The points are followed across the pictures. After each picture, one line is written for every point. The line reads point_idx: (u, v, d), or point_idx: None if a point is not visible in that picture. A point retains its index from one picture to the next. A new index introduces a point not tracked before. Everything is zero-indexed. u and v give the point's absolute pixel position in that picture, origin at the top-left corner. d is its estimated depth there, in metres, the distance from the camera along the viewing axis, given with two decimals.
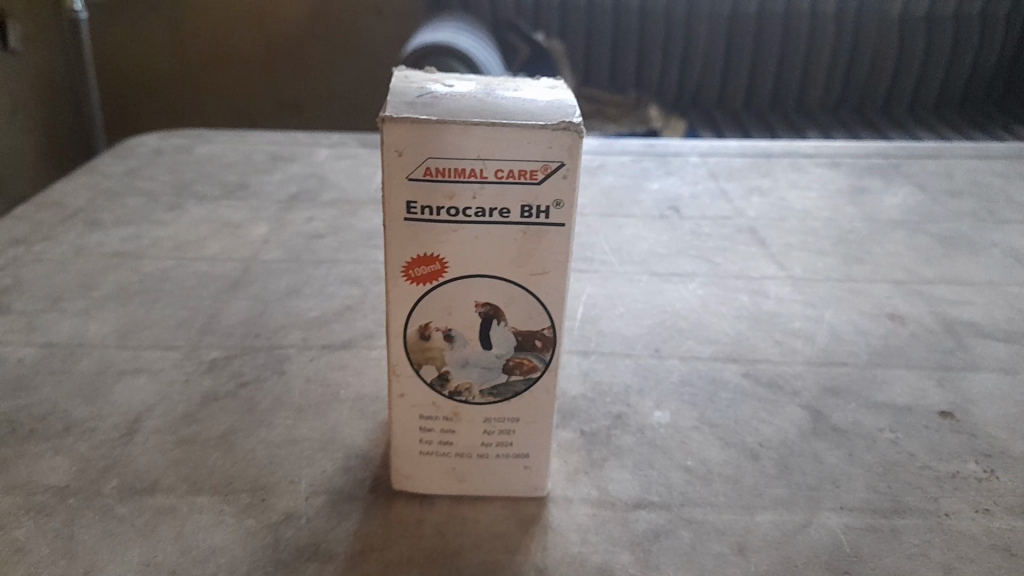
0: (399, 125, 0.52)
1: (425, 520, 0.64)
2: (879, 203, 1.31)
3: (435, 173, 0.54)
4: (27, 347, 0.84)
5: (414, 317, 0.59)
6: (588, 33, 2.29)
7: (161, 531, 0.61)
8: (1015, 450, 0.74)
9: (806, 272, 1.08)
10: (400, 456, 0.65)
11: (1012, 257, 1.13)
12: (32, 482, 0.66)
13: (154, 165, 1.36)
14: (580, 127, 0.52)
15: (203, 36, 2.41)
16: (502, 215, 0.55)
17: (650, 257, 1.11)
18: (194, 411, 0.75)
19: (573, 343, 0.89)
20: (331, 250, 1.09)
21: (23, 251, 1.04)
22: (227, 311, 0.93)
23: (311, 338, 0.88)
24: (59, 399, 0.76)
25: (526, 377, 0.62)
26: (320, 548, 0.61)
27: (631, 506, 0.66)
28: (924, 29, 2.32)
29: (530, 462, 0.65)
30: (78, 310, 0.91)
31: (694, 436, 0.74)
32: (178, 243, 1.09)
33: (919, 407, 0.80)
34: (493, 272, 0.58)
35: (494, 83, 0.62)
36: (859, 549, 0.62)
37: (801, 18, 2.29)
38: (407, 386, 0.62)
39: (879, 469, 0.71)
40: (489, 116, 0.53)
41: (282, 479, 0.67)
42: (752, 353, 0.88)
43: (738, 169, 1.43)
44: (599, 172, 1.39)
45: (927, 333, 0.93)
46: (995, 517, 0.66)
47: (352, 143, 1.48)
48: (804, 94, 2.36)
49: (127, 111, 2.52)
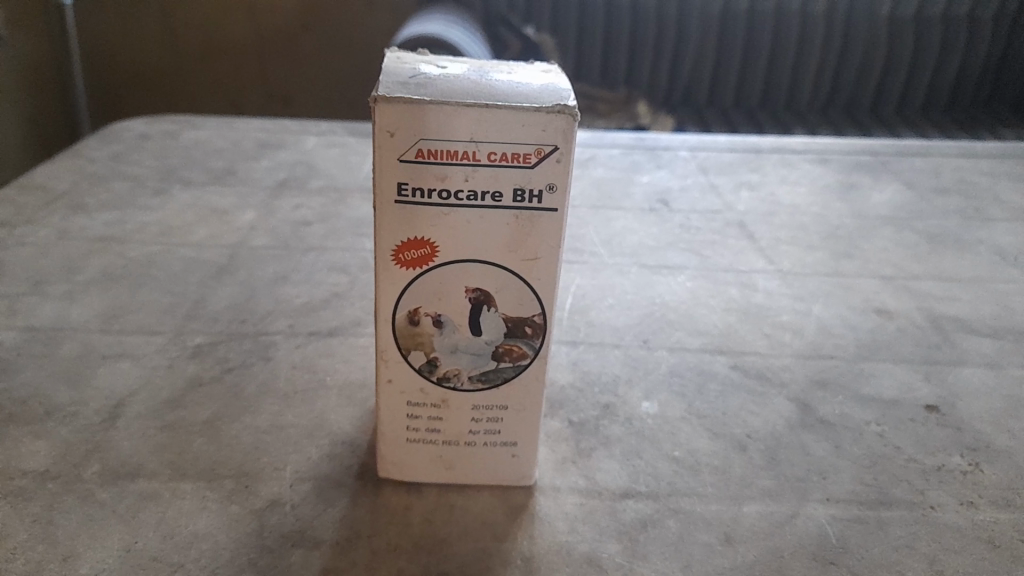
0: (391, 105, 0.51)
1: (411, 508, 0.63)
2: (867, 199, 1.32)
3: (427, 155, 0.53)
4: (8, 330, 0.82)
5: (404, 302, 0.59)
6: (579, 26, 2.28)
7: (144, 516, 0.61)
8: (1000, 444, 0.74)
9: (794, 267, 1.08)
10: (387, 443, 0.64)
11: (998, 255, 1.14)
12: (12, 467, 0.64)
13: (139, 150, 1.34)
14: (574, 110, 0.52)
15: (191, 22, 2.38)
16: (495, 199, 0.55)
17: (640, 249, 1.11)
18: (178, 396, 0.74)
19: (563, 333, 0.89)
20: (319, 237, 1.08)
21: (5, 233, 1.02)
22: (212, 296, 0.91)
23: (298, 325, 0.87)
24: (40, 383, 0.75)
25: (516, 364, 0.61)
26: (306, 535, 0.60)
27: (618, 496, 0.65)
28: (913, 28, 2.33)
29: (518, 451, 0.64)
30: (61, 293, 0.90)
31: (683, 426, 0.74)
32: (163, 228, 1.08)
33: (906, 401, 0.80)
34: (485, 258, 0.57)
35: (488, 66, 0.61)
36: (845, 540, 0.62)
37: (791, 15, 2.30)
38: (395, 372, 0.61)
39: (866, 462, 0.71)
40: (482, 97, 0.52)
41: (267, 465, 0.66)
42: (741, 346, 0.88)
43: (728, 164, 1.43)
44: (589, 164, 1.39)
45: (915, 328, 0.93)
46: (980, 510, 0.66)
47: (340, 131, 1.47)
48: (793, 92, 2.36)
49: (112, 97, 2.49)
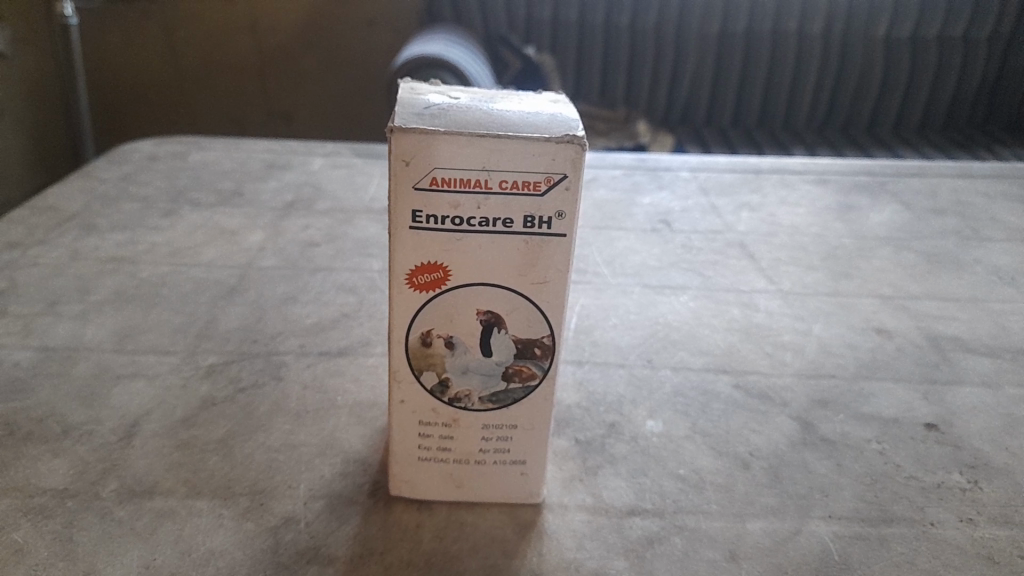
0: (406, 134, 0.53)
1: (423, 525, 0.64)
2: (866, 219, 1.34)
3: (441, 182, 0.55)
4: (24, 350, 0.84)
5: (417, 324, 0.60)
6: (579, 48, 2.32)
7: (161, 534, 0.62)
8: (998, 462, 0.76)
9: (794, 287, 1.10)
10: (399, 461, 0.65)
11: (995, 274, 1.16)
12: (31, 484, 0.66)
13: (148, 171, 1.36)
14: (583, 140, 0.54)
15: (196, 42, 2.41)
16: (506, 225, 0.57)
17: (643, 269, 1.13)
18: (192, 415, 0.75)
19: (569, 353, 0.90)
20: (327, 258, 1.10)
21: (19, 254, 1.04)
22: (223, 317, 0.93)
23: (309, 345, 0.89)
24: (57, 403, 0.76)
25: (525, 385, 0.63)
26: (319, 551, 0.61)
27: (625, 513, 0.67)
28: (909, 51, 2.36)
29: (527, 469, 0.66)
30: (74, 313, 0.92)
31: (687, 444, 0.76)
32: (174, 249, 1.10)
33: (905, 419, 0.81)
34: (496, 281, 0.59)
35: (497, 96, 0.63)
36: (847, 557, 0.63)
37: (788, 37, 2.33)
38: (407, 393, 0.63)
39: (867, 480, 0.72)
40: (495, 127, 0.54)
41: (282, 483, 0.68)
42: (743, 364, 0.90)
43: (728, 185, 1.45)
44: (591, 185, 1.41)
45: (914, 348, 0.95)
46: (979, 527, 0.67)
47: (346, 153, 1.49)
48: (791, 113, 2.39)
49: (118, 117, 2.52)
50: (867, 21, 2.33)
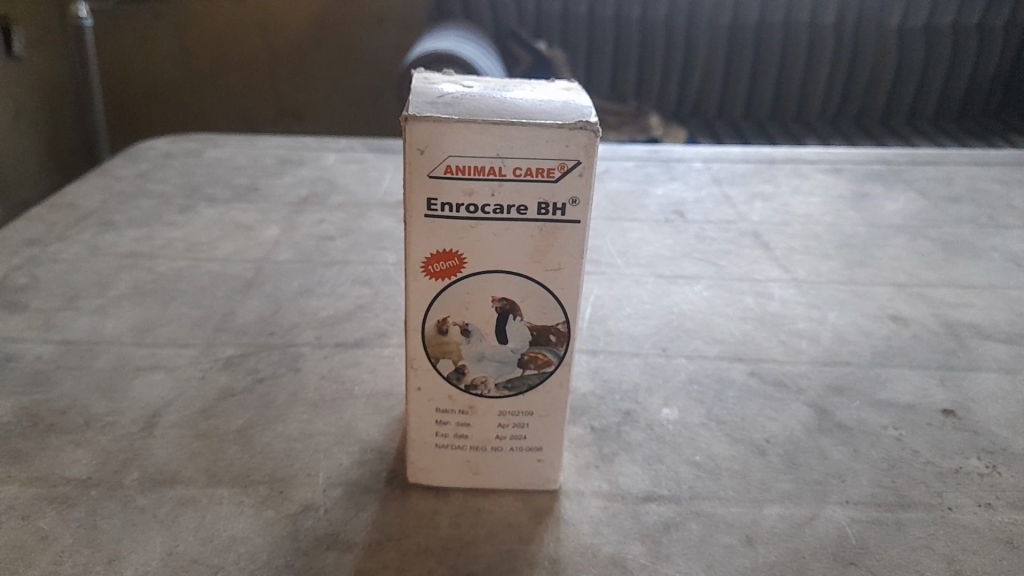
0: (420, 123, 0.54)
1: (440, 511, 0.65)
2: (880, 208, 1.33)
3: (455, 170, 0.55)
4: (45, 344, 0.85)
5: (433, 311, 0.61)
6: (590, 41, 2.32)
7: (183, 521, 0.63)
8: (1016, 446, 0.75)
9: (809, 275, 1.09)
10: (416, 448, 0.66)
11: (1010, 261, 1.15)
12: (55, 474, 0.67)
13: (164, 168, 1.37)
14: (596, 127, 0.54)
15: (209, 42, 2.43)
16: (520, 212, 0.57)
17: (656, 259, 1.13)
18: (211, 406, 0.76)
19: (582, 342, 0.90)
20: (342, 251, 1.11)
21: (38, 250, 1.05)
22: (240, 310, 0.94)
23: (325, 337, 0.89)
24: (78, 394, 0.77)
25: (541, 371, 0.63)
26: (339, 537, 0.62)
27: (641, 500, 0.67)
28: (924, 39, 2.34)
29: (543, 455, 0.66)
30: (94, 308, 0.93)
31: (702, 432, 0.76)
32: (190, 244, 1.11)
33: (922, 405, 0.81)
34: (511, 269, 0.59)
35: (509, 84, 0.63)
36: (864, 541, 0.63)
37: (800, 28, 2.32)
38: (424, 380, 0.63)
39: (884, 466, 0.72)
40: (507, 115, 0.55)
41: (300, 471, 0.69)
42: (758, 352, 0.90)
43: (741, 175, 1.44)
44: (604, 177, 1.41)
45: (930, 335, 0.95)
46: (996, 511, 0.67)
47: (359, 148, 1.49)
48: (804, 103, 2.37)
49: (132, 117, 2.54)
50: (882, 10, 2.32)
